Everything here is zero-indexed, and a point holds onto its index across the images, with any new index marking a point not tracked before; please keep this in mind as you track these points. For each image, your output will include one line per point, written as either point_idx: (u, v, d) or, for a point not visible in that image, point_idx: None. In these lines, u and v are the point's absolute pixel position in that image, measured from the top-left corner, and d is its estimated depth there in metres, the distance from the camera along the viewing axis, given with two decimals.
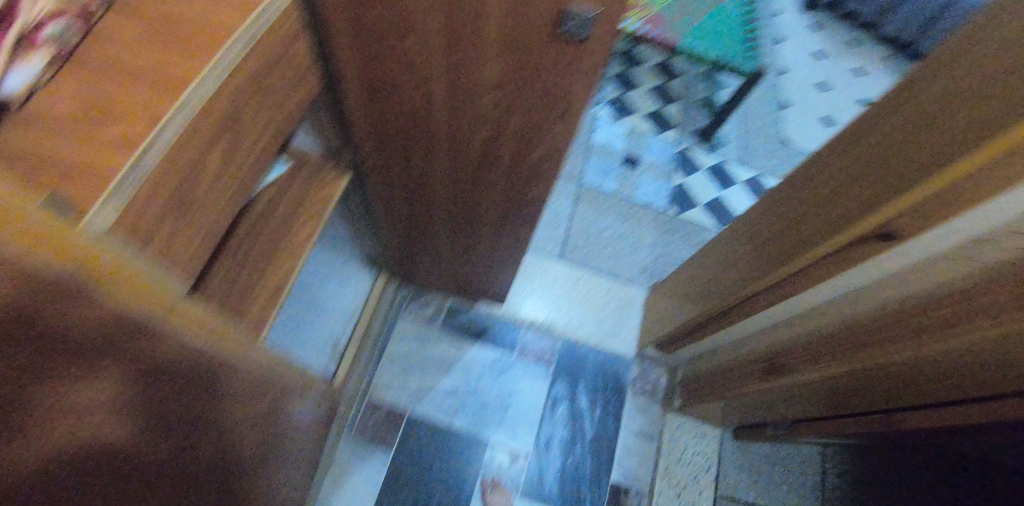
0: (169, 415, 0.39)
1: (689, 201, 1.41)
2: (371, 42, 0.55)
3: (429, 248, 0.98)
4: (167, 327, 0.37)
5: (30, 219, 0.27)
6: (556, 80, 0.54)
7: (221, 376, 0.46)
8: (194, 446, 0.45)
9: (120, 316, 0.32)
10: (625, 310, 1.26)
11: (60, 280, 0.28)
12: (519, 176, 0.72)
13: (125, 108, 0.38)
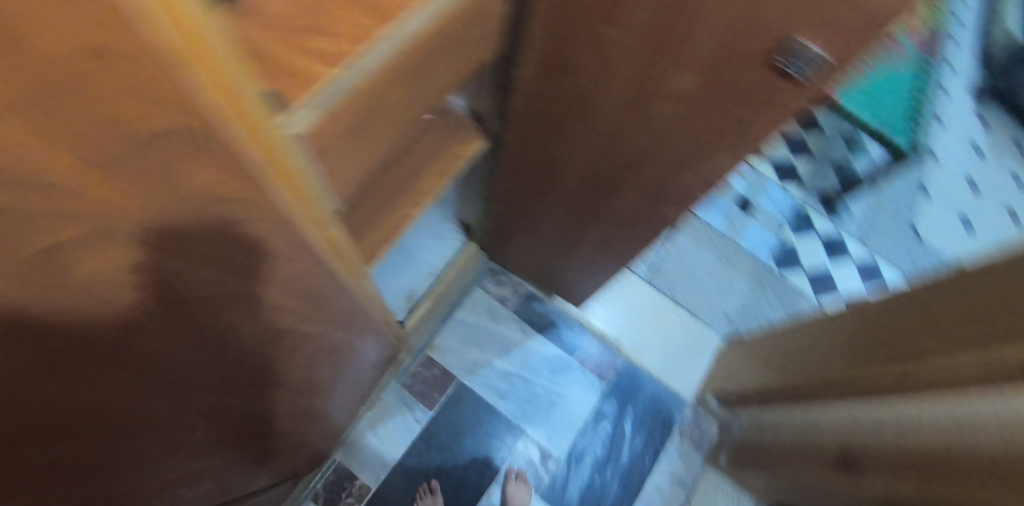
0: (180, 300, 0.35)
1: (793, 264, 1.33)
2: (566, 25, 0.54)
3: (529, 233, 0.98)
4: (251, 208, 0.36)
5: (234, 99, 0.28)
6: (739, 108, 0.52)
7: (270, 277, 0.44)
8: (203, 337, 0.41)
9: (229, 182, 0.32)
10: (692, 352, 1.22)
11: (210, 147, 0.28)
12: (656, 192, 0.69)
13: None
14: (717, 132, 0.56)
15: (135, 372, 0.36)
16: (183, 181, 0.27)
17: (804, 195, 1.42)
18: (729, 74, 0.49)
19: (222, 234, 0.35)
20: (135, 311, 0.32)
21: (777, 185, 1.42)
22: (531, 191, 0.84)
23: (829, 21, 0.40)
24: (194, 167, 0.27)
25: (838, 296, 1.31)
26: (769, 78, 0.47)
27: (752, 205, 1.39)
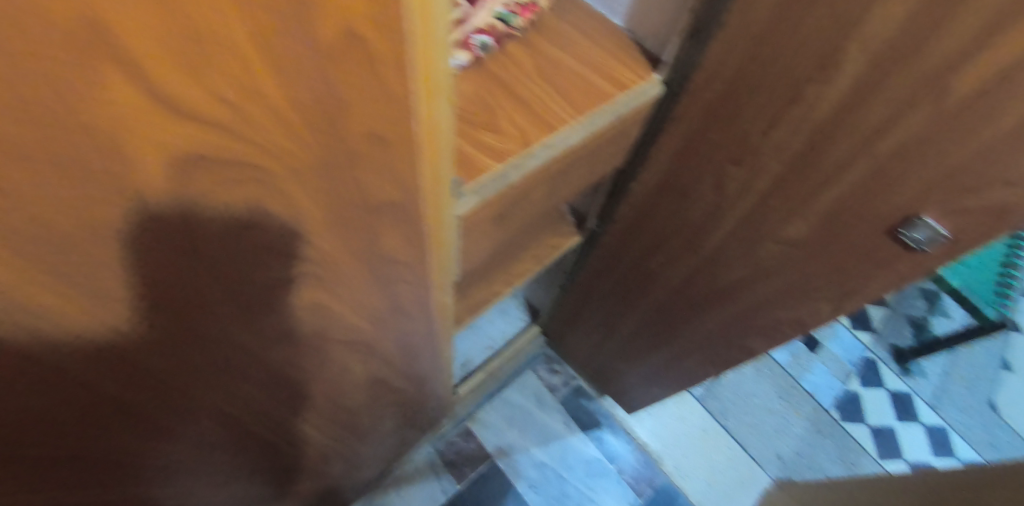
0: (254, 306, 0.32)
1: (857, 417, 1.29)
2: (690, 150, 0.63)
3: (596, 330, 1.00)
4: (399, 265, 0.41)
5: (435, 177, 0.35)
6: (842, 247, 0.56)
7: (359, 308, 0.42)
8: (271, 355, 0.38)
9: (400, 250, 0.39)
10: (738, 487, 1.16)
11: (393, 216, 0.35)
12: (741, 318, 0.71)
13: (506, 132, 0.50)
14: (819, 272, 0.60)
15: (189, 378, 0.33)
16: (370, 223, 0.33)
17: (876, 345, 1.38)
18: (844, 215, 0.55)
19: (394, 279, 0.41)
20: (209, 314, 0.29)
21: (850, 330, 1.38)
22: (617, 295, 0.88)
23: (955, 179, 0.46)
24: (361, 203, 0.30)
25: (903, 464, 1.25)
26: (884, 224, 0.53)
27: (820, 345, 1.35)
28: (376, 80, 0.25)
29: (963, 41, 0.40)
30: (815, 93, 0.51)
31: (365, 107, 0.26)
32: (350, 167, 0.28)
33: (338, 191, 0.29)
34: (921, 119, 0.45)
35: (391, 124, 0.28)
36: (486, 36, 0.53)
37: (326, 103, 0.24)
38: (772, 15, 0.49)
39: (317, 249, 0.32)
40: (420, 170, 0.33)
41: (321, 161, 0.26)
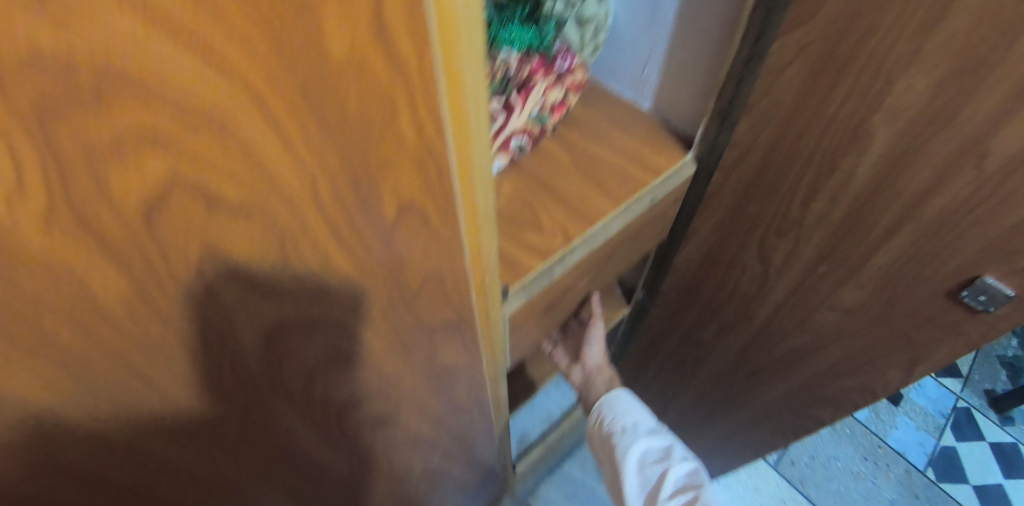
0: (321, 420, 0.35)
1: (956, 476, 1.17)
2: (732, 223, 0.64)
3: (653, 399, 0.98)
4: (461, 371, 0.44)
5: (488, 297, 0.39)
6: (906, 307, 0.55)
7: (420, 413, 0.44)
8: (334, 462, 0.40)
9: (457, 361, 0.42)
10: None
11: (451, 334, 0.38)
12: (806, 386, 0.69)
13: (550, 227, 0.53)
14: (881, 338, 0.58)
15: (258, 489, 0.35)
16: (429, 342, 0.36)
17: (966, 392, 1.26)
18: (899, 279, 0.53)
19: (453, 381, 0.44)
20: (277, 429, 0.32)
21: (934, 379, 1.27)
22: (672, 366, 0.87)
23: (1013, 239, 0.45)
24: (423, 322, 0.34)
25: None
26: (944, 287, 0.51)
27: (901, 397, 1.26)
28: (432, 234, 0.29)
29: (996, 105, 0.40)
30: (850, 164, 0.51)
31: (424, 256, 0.29)
32: (409, 301, 0.31)
33: (401, 321, 0.32)
34: (964, 185, 0.45)
35: (445, 265, 0.31)
36: (522, 138, 0.57)
37: (393, 259, 0.28)
38: (794, 96, 0.51)
39: (377, 369, 0.35)
40: (471, 296, 0.36)
41: (388, 300, 0.30)
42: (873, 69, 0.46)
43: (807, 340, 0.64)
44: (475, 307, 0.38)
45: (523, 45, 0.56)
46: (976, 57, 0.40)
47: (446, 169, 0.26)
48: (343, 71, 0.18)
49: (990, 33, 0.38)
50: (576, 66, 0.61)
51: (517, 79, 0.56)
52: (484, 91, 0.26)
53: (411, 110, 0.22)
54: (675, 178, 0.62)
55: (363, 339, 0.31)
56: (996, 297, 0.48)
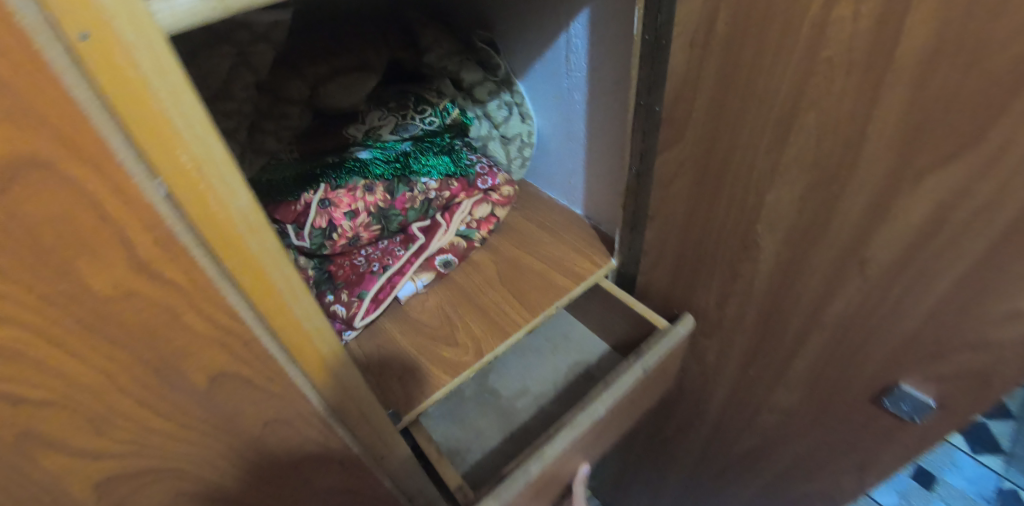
0: None
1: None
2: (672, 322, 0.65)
3: (644, 494, 0.95)
4: (360, 480, 0.47)
5: (367, 417, 0.44)
6: (842, 412, 0.52)
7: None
8: None
9: (349, 474, 0.46)
10: None
11: (329, 452, 0.42)
12: (771, 485, 0.66)
13: (467, 342, 0.57)
14: (822, 441, 0.56)
15: None
16: (303, 460, 0.41)
17: (1010, 470, 1.15)
18: (826, 381, 0.51)
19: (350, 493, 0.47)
20: None
21: (970, 455, 1.18)
22: (651, 464, 0.84)
23: (916, 345, 0.42)
24: (286, 446, 0.39)
25: None
26: (866, 394, 0.49)
27: (935, 479, 1.16)
28: (258, 387, 0.34)
29: (860, 212, 0.40)
30: (748, 269, 0.52)
31: (256, 406, 0.34)
32: (260, 439, 0.36)
33: (257, 452, 0.37)
34: (856, 290, 0.44)
35: (288, 403, 0.36)
36: (448, 254, 0.63)
37: (219, 415, 0.33)
38: (686, 205, 0.53)
39: (256, 491, 0.39)
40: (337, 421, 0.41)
41: (233, 444, 0.35)
42: (745, 182, 0.47)
43: (759, 436, 0.62)
44: (354, 425, 0.43)
45: (442, 170, 0.64)
46: (830, 168, 0.40)
47: (248, 331, 0.31)
48: (111, 292, 0.25)
49: (834, 147, 0.39)
50: (500, 182, 0.68)
51: (438, 201, 0.64)
52: (291, 270, 0.33)
53: (195, 304, 0.28)
54: (659, 349, 0.60)
55: (211, 479, 0.36)
56: (910, 403, 0.45)
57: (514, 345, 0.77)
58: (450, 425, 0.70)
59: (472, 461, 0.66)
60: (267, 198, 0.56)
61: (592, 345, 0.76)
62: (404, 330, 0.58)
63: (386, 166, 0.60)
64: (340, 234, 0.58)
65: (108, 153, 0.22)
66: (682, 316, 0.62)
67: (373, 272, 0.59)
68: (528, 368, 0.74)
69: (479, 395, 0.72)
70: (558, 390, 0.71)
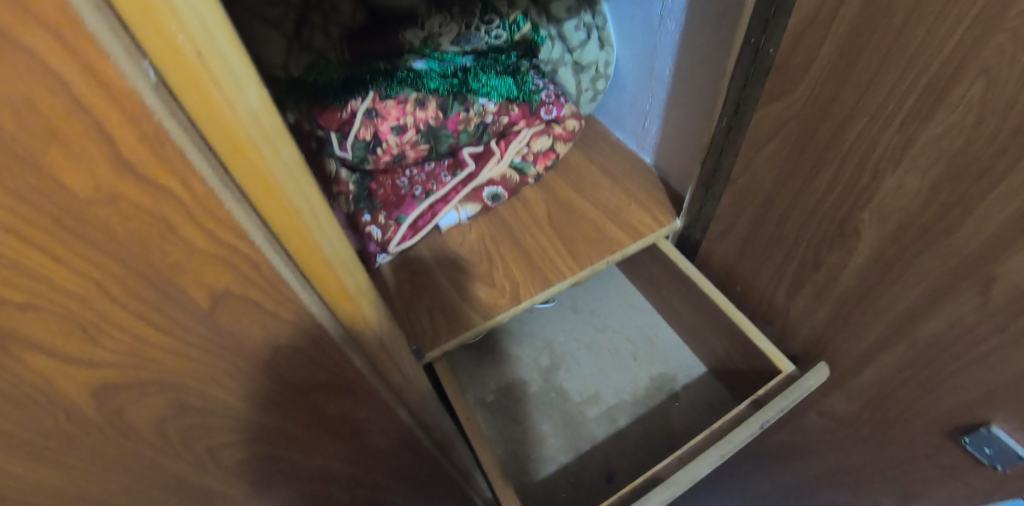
0: (234, 443, 0.38)
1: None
2: (736, 293, 0.58)
3: None
4: (383, 411, 0.45)
5: (388, 350, 0.42)
6: (911, 434, 0.45)
7: (360, 438, 0.46)
8: (291, 471, 0.45)
9: (373, 403, 0.43)
10: None
11: (347, 381, 0.39)
12: (808, 478, 0.61)
13: (502, 283, 0.52)
14: (877, 451, 0.50)
15: (204, 488, 0.40)
16: (321, 385, 0.38)
17: None
18: (898, 397, 0.45)
19: (362, 431, 0.45)
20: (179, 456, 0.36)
21: None
22: None
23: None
24: (303, 373, 0.36)
25: None
26: (944, 425, 0.42)
27: None
28: (269, 314, 0.31)
29: (998, 228, 0.31)
30: (837, 259, 0.44)
31: (268, 331, 0.32)
32: (272, 363, 0.34)
33: (266, 379, 0.35)
34: (964, 310, 0.36)
35: (302, 333, 0.33)
36: (498, 187, 0.57)
37: (224, 337, 0.30)
38: (777, 174, 0.45)
39: (274, 406, 0.38)
40: (355, 358, 0.38)
41: (242, 365, 0.33)
42: (858, 159, 0.38)
43: (804, 431, 0.57)
44: (371, 359, 0.41)
45: (504, 93, 0.56)
46: (972, 164, 0.31)
47: (260, 254, 0.28)
48: (95, 197, 0.21)
49: (993, 135, 0.29)
50: (567, 114, 0.59)
51: (494, 127, 0.57)
52: (315, 190, 0.30)
53: (200, 218, 0.24)
54: (782, 405, 0.49)
55: (218, 398, 0.34)
56: (999, 446, 0.38)
57: (590, 344, 0.75)
58: (514, 422, 0.71)
59: (534, 468, 0.68)
60: (308, 95, 0.51)
61: (680, 359, 0.73)
62: (442, 260, 0.55)
63: (443, 81, 0.53)
64: (385, 149, 0.54)
65: (90, 40, 0.17)
66: (815, 364, 0.52)
67: (415, 196, 0.55)
68: (604, 373, 0.73)
69: (546, 394, 0.72)
70: (632, 405, 0.70)
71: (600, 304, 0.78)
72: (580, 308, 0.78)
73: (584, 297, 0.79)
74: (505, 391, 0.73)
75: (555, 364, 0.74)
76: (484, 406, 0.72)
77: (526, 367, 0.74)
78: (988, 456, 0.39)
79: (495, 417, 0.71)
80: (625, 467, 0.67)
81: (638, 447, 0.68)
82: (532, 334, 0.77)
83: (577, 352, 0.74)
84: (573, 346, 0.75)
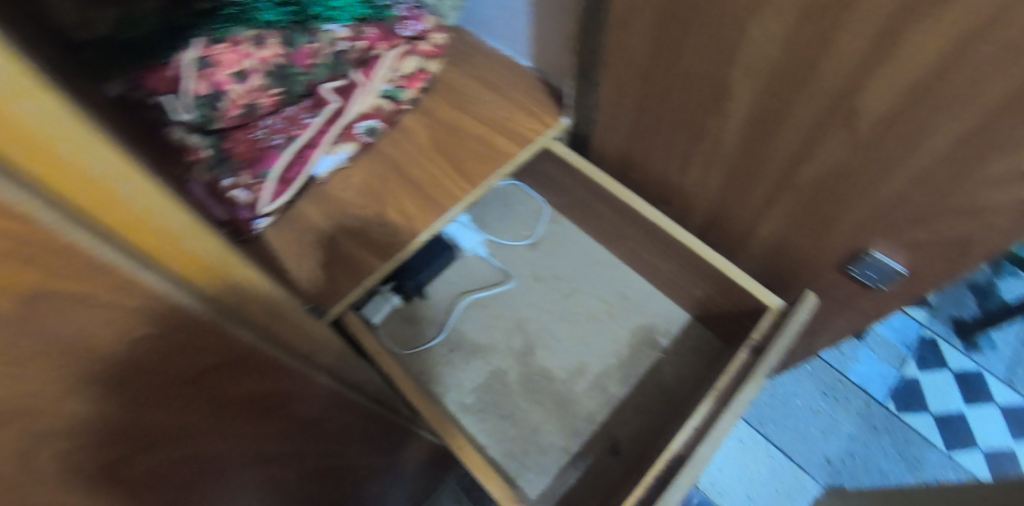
0: (139, 457, 0.32)
1: (915, 405, 0.92)
2: (634, 179, 0.59)
3: None
4: (302, 371, 0.42)
5: (285, 310, 0.39)
6: (805, 272, 0.49)
7: (288, 408, 0.42)
8: (223, 466, 0.40)
9: (285, 364, 0.39)
10: (784, 501, 0.87)
11: (248, 350, 0.35)
12: None
13: (399, 220, 0.49)
14: (779, 294, 0.54)
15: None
16: (225, 360, 0.34)
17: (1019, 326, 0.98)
18: (791, 243, 0.47)
19: (286, 399, 0.42)
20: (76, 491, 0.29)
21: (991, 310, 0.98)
22: None
23: (898, 208, 0.37)
24: (196, 358, 0.31)
25: None
26: (833, 259, 0.45)
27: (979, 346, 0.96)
28: (138, 308, 0.26)
29: (856, 58, 0.32)
30: (718, 124, 0.44)
31: (143, 326, 0.27)
32: (161, 355, 0.29)
33: (157, 373, 0.29)
34: (836, 145, 0.37)
35: (181, 319, 0.29)
36: (372, 120, 0.52)
37: (92, 345, 0.25)
38: (650, 48, 0.43)
39: (178, 399, 0.32)
40: (240, 326, 0.34)
41: (129, 368, 0.27)
42: (720, 18, 0.36)
43: None
44: (264, 321, 0.37)
45: (355, 14, 0.47)
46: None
47: (100, 259, 0.22)
48: None
49: None
50: (430, 28, 0.53)
51: (351, 55, 0.49)
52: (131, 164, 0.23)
53: (12, 252, 0.18)
54: (784, 341, 0.46)
55: (107, 413, 0.28)
56: (886, 267, 0.42)
57: (561, 312, 0.63)
58: (494, 419, 0.58)
59: (535, 467, 0.55)
60: (133, 59, 0.41)
61: (661, 307, 0.62)
62: (330, 212, 0.51)
63: (279, 10, 0.43)
64: (231, 101, 0.44)
65: None
66: (805, 296, 0.49)
67: (276, 146, 0.49)
68: (581, 338, 0.61)
69: (528, 380, 0.59)
70: (621, 367, 0.59)
71: (564, 266, 0.65)
72: (544, 277, 0.65)
73: (544, 263, 0.66)
74: (485, 388, 0.59)
75: (529, 344, 0.61)
76: (466, 411, 0.58)
77: (497, 354, 0.61)
78: (874, 276, 0.43)
79: (479, 420, 0.58)
80: (629, 434, 0.56)
81: (637, 411, 0.57)
82: (499, 316, 0.63)
83: (550, 322, 0.62)
84: (544, 318, 0.62)
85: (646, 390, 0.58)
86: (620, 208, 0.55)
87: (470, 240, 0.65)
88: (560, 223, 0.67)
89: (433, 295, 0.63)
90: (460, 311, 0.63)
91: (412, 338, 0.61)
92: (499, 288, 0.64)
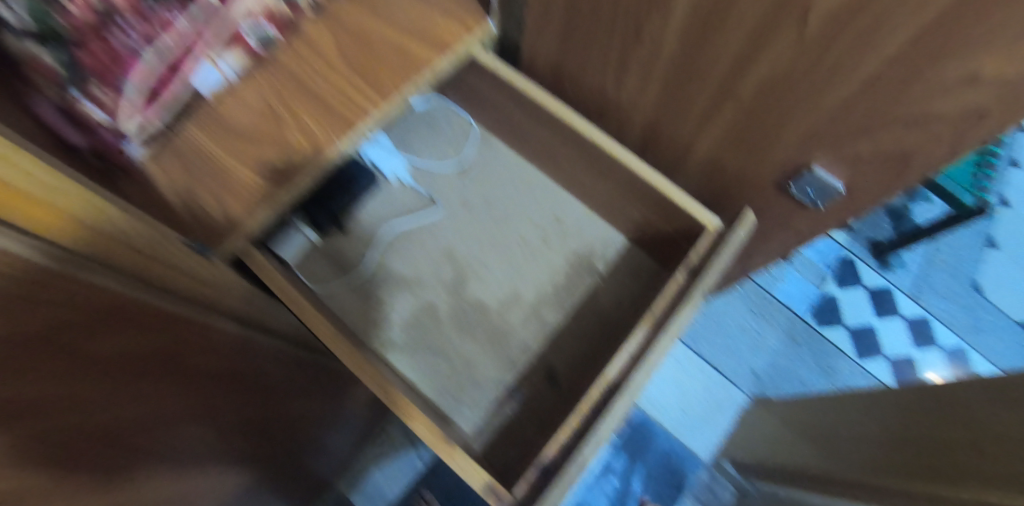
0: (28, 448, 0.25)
1: (833, 319, 0.98)
2: (570, 95, 0.54)
3: None
4: (194, 317, 0.37)
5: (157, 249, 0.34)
6: (742, 189, 0.48)
7: (185, 363, 0.37)
8: (126, 438, 0.34)
9: (170, 312, 0.34)
10: (715, 413, 0.92)
11: (120, 299, 0.29)
12: None
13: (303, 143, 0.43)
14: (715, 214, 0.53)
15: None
16: (98, 314, 0.28)
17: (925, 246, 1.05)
18: (730, 158, 0.45)
19: (180, 355, 0.36)
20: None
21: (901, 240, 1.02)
22: None
23: (841, 118, 0.35)
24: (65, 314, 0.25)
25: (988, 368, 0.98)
26: (770, 175, 0.44)
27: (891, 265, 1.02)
28: None
29: None
30: (657, 26, 0.39)
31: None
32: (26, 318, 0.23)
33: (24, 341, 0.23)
34: (783, 48, 0.34)
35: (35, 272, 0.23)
36: (265, 26, 0.44)
37: None
38: None
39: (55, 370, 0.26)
40: (100, 270, 0.28)
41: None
42: None
43: None
44: (130, 264, 0.31)
45: None
46: None
47: None
48: None
49: None
50: None
51: None
52: None
53: None
54: (719, 263, 0.45)
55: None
56: (820, 182, 0.40)
57: (491, 240, 0.59)
58: (426, 356, 0.55)
59: (472, 402, 0.54)
60: None
61: (596, 230, 0.60)
62: (218, 134, 0.44)
63: None
64: None
65: None
66: (742, 214, 0.48)
67: (142, 59, 0.39)
68: (515, 266, 0.58)
69: (458, 311, 0.57)
70: (557, 294, 0.57)
71: (494, 190, 0.61)
72: (473, 203, 0.61)
73: (472, 188, 0.61)
74: (413, 322, 0.56)
75: (459, 274, 0.58)
76: (395, 348, 0.55)
77: (426, 287, 0.57)
78: (810, 192, 0.42)
79: (411, 357, 0.55)
80: (565, 361, 0.55)
81: (574, 338, 0.56)
82: (424, 245, 0.59)
83: (481, 251, 0.59)
84: (475, 248, 0.59)
85: (583, 317, 0.56)
86: (556, 126, 0.51)
87: (391, 164, 0.60)
88: (490, 145, 0.63)
89: (354, 228, 0.59)
90: (384, 242, 0.58)
91: (333, 274, 0.56)
92: (425, 215, 0.60)
